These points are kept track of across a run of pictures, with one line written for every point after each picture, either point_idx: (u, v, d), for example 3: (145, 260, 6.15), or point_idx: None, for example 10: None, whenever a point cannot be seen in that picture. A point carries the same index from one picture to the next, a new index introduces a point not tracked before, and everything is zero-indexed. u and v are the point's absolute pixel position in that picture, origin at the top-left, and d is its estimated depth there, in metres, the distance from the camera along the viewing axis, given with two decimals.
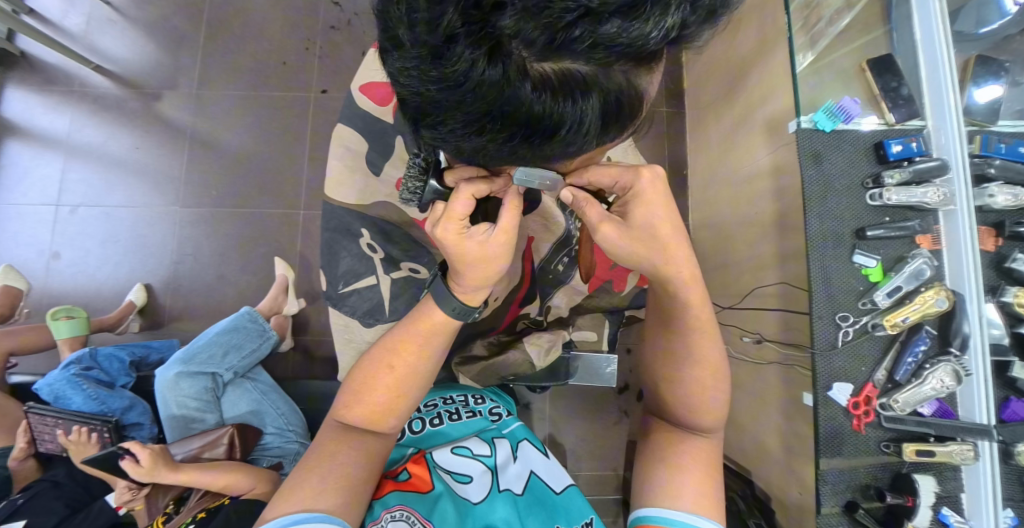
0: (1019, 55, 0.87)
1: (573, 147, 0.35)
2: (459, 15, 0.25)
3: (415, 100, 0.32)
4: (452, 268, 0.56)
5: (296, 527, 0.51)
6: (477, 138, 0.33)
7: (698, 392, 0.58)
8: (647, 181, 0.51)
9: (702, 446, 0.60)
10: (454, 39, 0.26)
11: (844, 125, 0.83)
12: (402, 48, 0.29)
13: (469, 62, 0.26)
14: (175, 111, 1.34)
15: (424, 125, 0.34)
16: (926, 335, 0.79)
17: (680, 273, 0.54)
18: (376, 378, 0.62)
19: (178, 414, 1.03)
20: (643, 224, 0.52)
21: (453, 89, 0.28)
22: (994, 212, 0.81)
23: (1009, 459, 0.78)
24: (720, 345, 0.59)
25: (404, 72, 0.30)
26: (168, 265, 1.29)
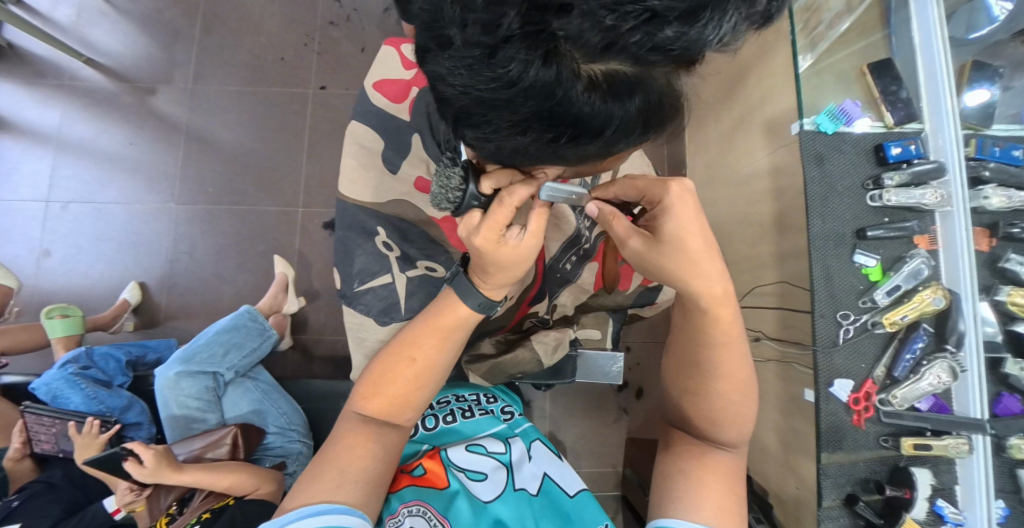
0: (1011, 60, 0.89)
1: (608, 144, 0.37)
2: (519, 17, 0.25)
3: (461, 101, 0.32)
4: (481, 267, 0.57)
5: (319, 516, 0.53)
6: (520, 134, 0.33)
7: (721, 406, 0.59)
8: (676, 196, 0.52)
9: (723, 459, 0.61)
10: (510, 41, 0.26)
11: (846, 127, 0.85)
12: (452, 49, 0.29)
13: (524, 62, 0.27)
14: (171, 107, 1.32)
15: (468, 122, 0.34)
16: (923, 333, 0.81)
17: (708, 287, 0.54)
18: (397, 372, 0.63)
19: (178, 414, 1.02)
20: (673, 236, 0.52)
21: (505, 89, 0.29)
22: (988, 213, 0.83)
23: (1000, 453, 0.80)
24: (747, 360, 0.59)
25: (451, 71, 0.30)
26: (163, 263, 1.27)
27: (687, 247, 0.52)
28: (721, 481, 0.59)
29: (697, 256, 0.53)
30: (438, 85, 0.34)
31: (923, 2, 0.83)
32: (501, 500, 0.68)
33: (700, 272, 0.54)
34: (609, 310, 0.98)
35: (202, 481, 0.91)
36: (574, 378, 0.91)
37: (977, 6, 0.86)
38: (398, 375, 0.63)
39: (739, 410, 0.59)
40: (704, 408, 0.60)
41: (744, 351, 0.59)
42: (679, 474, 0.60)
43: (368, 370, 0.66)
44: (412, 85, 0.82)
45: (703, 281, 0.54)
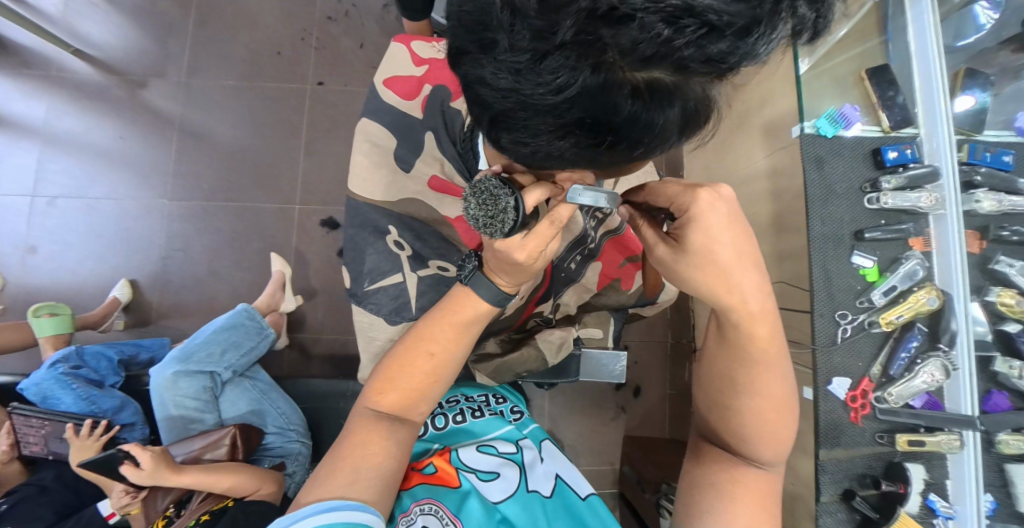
0: (1005, 67, 0.91)
1: (637, 147, 0.44)
2: (571, 29, 0.32)
3: (503, 101, 0.39)
4: (511, 268, 0.62)
5: (334, 512, 0.58)
6: (558, 133, 0.40)
7: (756, 423, 0.58)
8: (704, 205, 0.51)
9: (757, 477, 0.60)
10: (562, 47, 0.33)
11: (844, 131, 0.87)
12: (497, 52, 0.36)
13: (571, 67, 0.34)
14: (164, 101, 1.29)
15: (511, 123, 0.41)
16: (917, 332, 0.83)
17: (742, 302, 0.54)
18: (416, 365, 0.68)
19: (176, 415, 1.02)
20: (700, 248, 0.53)
21: (553, 92, 0.36)
22: (980, 216, 0.86)
23: (989, 447, 0.83)
24: (788, 379, 0.58)
25: (499, 74, 0.37)
26: (156, 260, 1.24)
27: (717, 258, 0.53)
28: (752, 496, 0.59)
29: (732, 266, 0.53)
30: (478, 88, 0.41)
31: (919, 9, 0.84)
32: (513, 499, 0.70)
33: (734, 286, 0.54)
34: (610, 307, 0.98)
35: (203, 482, 0.92)
36: (577, 377, 0.92)
37: (964, 15, 0.88)
38: (414, 368, 0.68)
39: (777, 427, 0.58)
40: (735, 422, 0.59)
41: (783, 369, 0.58)
42: (708, 487, 0.61)
43: (382, 364, 0.71)
44: (424, 82, 0.82)
45: (738, 296, 0.54)
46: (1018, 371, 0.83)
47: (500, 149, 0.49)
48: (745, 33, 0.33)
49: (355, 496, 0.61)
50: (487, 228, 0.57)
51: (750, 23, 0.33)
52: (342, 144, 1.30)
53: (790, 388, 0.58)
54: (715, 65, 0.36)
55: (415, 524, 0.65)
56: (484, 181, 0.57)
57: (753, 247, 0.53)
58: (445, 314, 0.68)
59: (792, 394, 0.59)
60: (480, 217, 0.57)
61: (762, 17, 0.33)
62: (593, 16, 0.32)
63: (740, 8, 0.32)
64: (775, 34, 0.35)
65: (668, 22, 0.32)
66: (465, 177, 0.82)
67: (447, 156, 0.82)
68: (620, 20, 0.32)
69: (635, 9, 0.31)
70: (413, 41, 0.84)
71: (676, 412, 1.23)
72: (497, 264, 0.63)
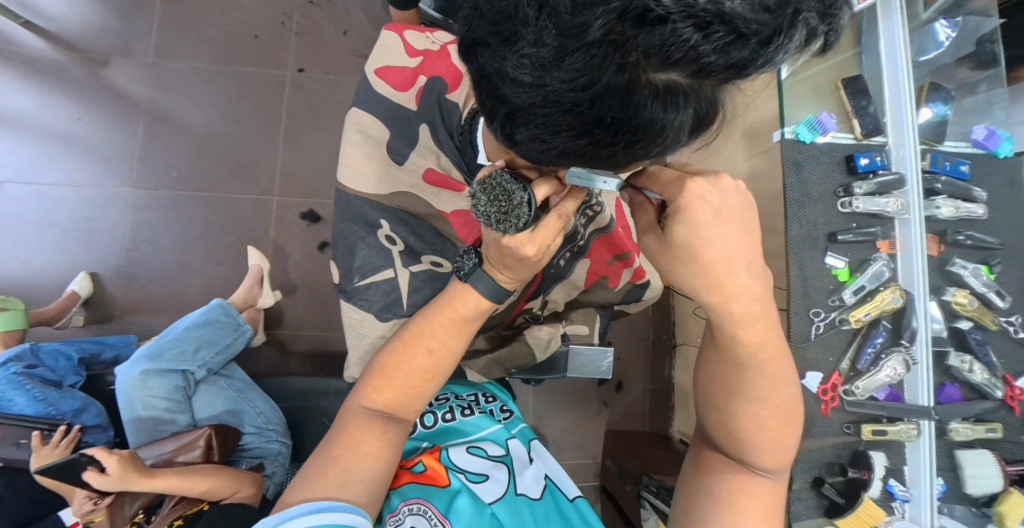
0: (963, 83, 0.98)
1: (649, 146, 0.46)
2: (602, 28, 0.33)
3: (523, 95, 0.39)
4: (515, 264, 0.63)
5: (322, 513, 0.57)
6: (575, 129, 0.41)
7: (755, 430, 0.60)
8: (690, 199, 0.51)
9: (766, 486, 0.62)
10: (591, 44, 0.34)
11: (822, 137, 0.91)
12: (520, 46, 0.36)
13: (597, 65, 0.35)
14: (129, 82, 1.21)
15: (527, 116, 0.42)
16: (882, 329, 0.90)
17: (733, 310, 0.56)
18: (415, 361, 0.67)
19: (146, 416, 0.97)
20: (686, 244, 0.54)
21: (577, 88, 0.37)
22: (940, 222, 0.93)
23: (942, 436, 0.91)
24: (789, 385, 0.60)
25: (521, 67, 0.37)
26: (120, 252, 1.17)
27: (704, 259, 0.54)
28: (757, 503, 0.62)
29: (715, 269, 0.54)
30: (496, 81, 0.41)
31: (890, 25, 0.89)
32: (502, 501, 0.70)
33: (723, 289, 0.55)
34: (598, 306, 1.02)
35: (177, 486, 0.89)
36: (565, 373, 0.93)
37: (926, 31, 0.93)
38: (412, 365, 0.67)
39: (777, 433, 0.61)
40: (734, 427, 0.61)
41: (783, 375, 0.60)
42: (708, 495, 0.63)
43: (377, 360, 0.69)
44: (418, 74, 0.81)
45: (728, 302, 0.56)
46: (967, 365, 0.90)
47: (511, 143, 0.50)
48: (766, 42, 0.35)
49: (344, 497, 0.60)
50: (500, 224, 0.58)
51: (772, 34, 0.34)
52: (325, 134, 1.26)
53: (793, 393, 0.61)
54: (733, 70, 0.37)
55: (403, 524, 0.65)
56: (495, 175, 0.57)
57: (744, 248, 0.54)
58: (443, 311, 0.67)
59: (793, 401, 0.61)
60: (493, 213, 0.58)
61: (783, 28, 0.35)
62: (624, 16, 0.33)
63: (767, 17, 0.33)
64: (789, 44, 0.37)
65: (698, 27, 0.33)
66: (463, 170, 0.80)
67: (444, 149, 0.81)
68: (650, 22, 0.33)
69: (667, 13, 0.32)
70: (406, 31, 0.84)
71: (657, 406, 1.28)
72: (500, 258, 0.64)
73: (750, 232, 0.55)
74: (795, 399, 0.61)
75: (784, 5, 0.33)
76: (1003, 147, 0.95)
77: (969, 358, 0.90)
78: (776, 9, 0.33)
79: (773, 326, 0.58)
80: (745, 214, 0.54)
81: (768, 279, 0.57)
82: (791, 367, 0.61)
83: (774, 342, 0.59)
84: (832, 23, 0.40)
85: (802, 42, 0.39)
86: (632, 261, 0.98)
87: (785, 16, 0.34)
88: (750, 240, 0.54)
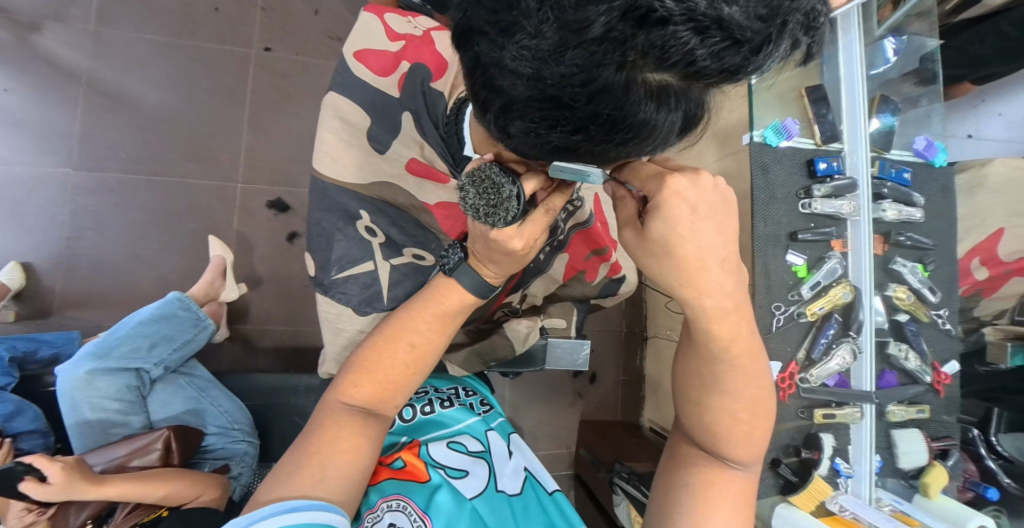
0: (907, 97, 1.07)
1: (642, 149, 0.42)
2: (604, 24, 0.29)
3: (519, 88, 0.34)
4: (502, 259, 0.62)
5: (297, 512, 0.53)
6: (572, 131, 0.37)
7: (729, 423, 0.60)
8: (667, 196, 0.48)
9: (738, 478, 0.63)
10: (594, 41, 0.30)
11: (785, 141, 0.98)
12: (519, 37, 0.31)
13: (597, 64, 0.31)
14: (67, 50, 1.14)
15: (523, 116, 0.37)
16: (834, 321, 0.97)
17: (706, 306, 0.54)
18: (398, 352, 0.64)
19: (93, 419, 0.90)
20: (662, 240, 0.51)
21: (577, 86, 0.32)
22: (884, 224, 1.01)
23: (881, 417, 1.00)
24: (760, 378, 0.60)
25: (518, 59, 0.32)
26: (58, 240, 1.12)
27: (679, 254, 0.51)
28: (729, 494, 0.62)
29: (690, 265, 0.52)
30: (493, 74, 0.35)
31: (849, 40, 0.95)
32: (483, 496, 0.70)
33: (697, 285, 0.53)
34: (575, 299, 1.04)
35: (133, 493, 0.83)
36: (543, 365, 0.93)
37: (877, 46, 1.01)
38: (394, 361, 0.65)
39: (749, 426, 0.61)
40: (709, 421, 0.61)
41: (754, 370, 0.59)
42: (683, 488, 0.63)
43: (357, 354, 0.66)
44: (401, 59, 0.74)
45: (701, 298, 0.53)
46: (904, 353, 1.00)
47: (502, 136, 0.43)
48: (758, 50, 0.32)
49: (320, 494, 0.57)
50: (489, 217, 0.57)
51: (764, 42, 0.32)
52: (292, 119, 1.23)
53: (765, 387, 0.61)
54: (726, 75, 0.34)
55: (381, 522, 0.64)
56: (486, 166, 0.55)
57: (719, 245, 0.51)
58: (426, 306, 0.65)
59: (765, 395, 0.61)
60: (482, 206, 0.57)
61: (776, 38, 0.32)
62: (627, 14, 0.29)
63: (760, 26, 0.30)
64: (778, 53, 0.35)
65: (697, 31, 0.30)
66: (448, 162, 0.76)
67: (428, 138, 0.75)
68: (653, 23, 0.29)
69: (668, 15, 0.29)
70: (386, 13, 0.76)
71: (628, 396, 1.35)
72: (487, 253, 0.62)
73: (726, 228, 0.52)
74: (767, 392, 0.61)
75: (777, 11, 0.31)
76: (939, 157, 1.05)
77: (906, 347, 1.00)
78: (771, 17, 0.31)
79: (747, 321, 0.57)
80: (719, 209, 0.51)
81: (743, 274, 0.55)
82: (763, 360, 0.60)
83: (747, 337, 0.57)
84: (814, 35, 0.38)
85: (790, 51, 0.36)
86: (609, 256, 1.01)
87: (778, 26, 0.31)
88: (726, 237, 0.51)
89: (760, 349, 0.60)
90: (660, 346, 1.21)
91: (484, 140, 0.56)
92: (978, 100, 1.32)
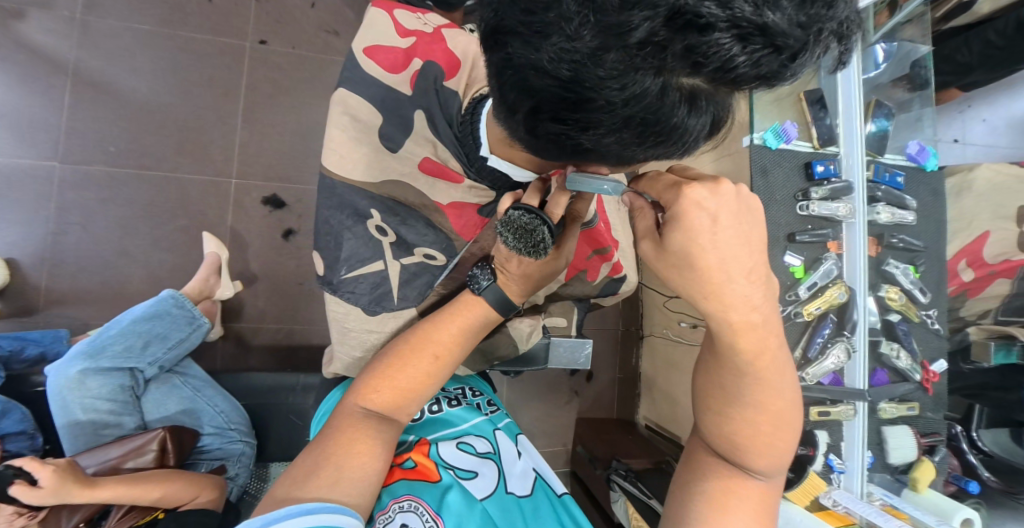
0: (899, 102, 1.09)
1: (668, 152, 0.41)
2: (647, 27, 0.29)
3: (553, 90, 0.34)
4: (546, 270, 0.66)
5: (313, 515, 0.51)
6: (604, 135, 0.36)
7: (749, 433, 0.55)
8: (686, 206, 0.46)
9: (758, 488, 0.58)
10: (636, 44, 0.30)
11: (784, 144, 0.99)
12: (557, 39, 0.31)
13: (638, 67, 0.31)
14: (50, 38, 1.10)
15: (554, 119, 0.37)
16: (829, 321, 1.00)
17: (731, 318, 0.50)
18: (417, 360, 0.64)
19: (85, 420, 0.89)
20: (682, 252, 0.48)
21: (614, 88, 0.32)
22: (878, 226, 1.04)
23: (873, 414, 1.03)
24: (788, 390, 0.55)
25: (556, 60, 0.32)
26: (45, 236, 1.09)
27: (700, 266, 0.48)
28: (748, 507, 0.57)
29: (711, 276, 0.48)
30: (525, 76, 0.35)
31: None
32: (494, 497, 0.70)
33: (721, 297, 0.49)
34: (575, 298, 1.03)
35: (127, 496, 0.81)
36: (545, 365, 0.94)
37: (868, 52, 1.03)
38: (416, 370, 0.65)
39: (771, 438, 0.56)
40: (727, 430, 0.56)
41: (781, 384, 0.54)
42: (698, 496, 0.58)
43: (377, 360, 0.66)
44: (411, 56, 0.72)
45: (726, 311, 0.49)
46: (895, 352, 1.03)
47: (526, 139, 0.42)
48: (794, 57, 0.33)
49: (334, 497, 0.55)
50: (531, 253, 0.61)
51: (799, 50, 0.33)
52: (287, 114, 1.21)
53: (792, 402, 0.56)
54: (760, 81, 0.35)
55: (393, 523, 0.64)
56: (510, 218, 0.58)
57: (744, 256, 0.48)
58: (453, 318, 0.67)
59: (791, 411, 0.56)
60: (522, 247, 0.60)
61: (810, 46, 0.33)
62: (671, 20, 0.29)
63: (799, 33, 0.32)
64: (809, 61, 0.36)
65: (739, 39, 0.31)
66: (462, 161, 0.71)
67: (442, 138, 0.71)
68: (695, 29, 0.30)
69: (713, 21, 0.30)
70: (395, 9, 0.75)
71: (624, 394, 1.37)
72: (527, 274, 0.66)
73: (752, 237, 0.48)
74: (794, 407, 0.56)
75: (815, 21, 0.32)
76: (930, 162, 1.08)
77: (897, 346, 1.03)
78: (809, 25, 0.32)
79: (776, 334, 0.52)
80: (744, 219, 0.48)
81: (772, 283, 0.51)
82: (792, 370, 0.56)
83: (774, 350, 0.53)
84: (843, 47, 0.39)
85: (819, 59, 0.38)
86: (611, 256, 1.00)
87: (814, 34, 0.33)
88: (752, 247, 0.48)
89: (788, 360, 0.55)
90: (655, 344, 1.24)
91: (504, 139, 0.56)
92: (965, 106, 1.36)
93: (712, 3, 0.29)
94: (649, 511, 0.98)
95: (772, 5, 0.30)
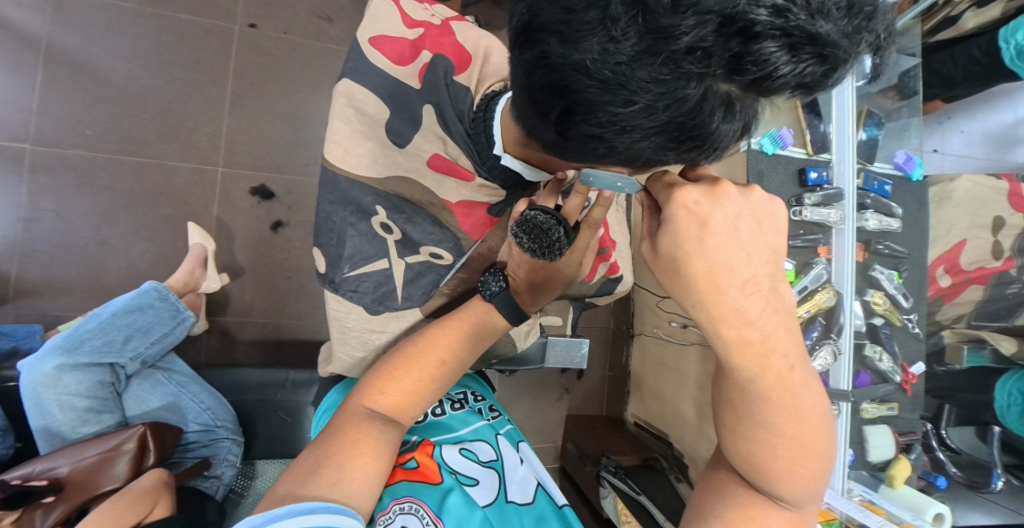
0: (887, 110, 1.12)
1: (695, 158, 0.41)
2: (696, 32, 0.29)
3: (592, 92, 0.33)
4: (555, 276, 0.67)
5: (312, 515, 0.49)
6: (638, 138, 0.35)
7: (767, 456, 0.54)
8: (676, 209, 0.47)
9: (780, 515, 0.57)
10: (683, 49, 0.30)
11: (781, 150, 1.03)
12: (601, 39, 0.31)
13: (683, 71, 0.31)
14: (22, 12, 1.03)
15: (588, 121, 0.35)
16: (818, 324, 1.02)
17: (730, 330, 0.48)
18: (423, 361, 0.63)
19: (60, 418, 0.84)
20: (672, 257, 0.48)
21: (655, 91, 0.32)
22: (867, 232, 1.08)
23: (856, 413, 1.06)
24: (804, 411, 0.54)
25: (599, 57, 0.31)
26: (14, 222, 1.03)
27: (689, 272, 0.48)
28: None
29: (705, 286, 0.47)
30: (561, 74, 0.33)
31: None
32: (494, 506, 0.69)
33: (712, 309, 0.48)
34: (572, 298, 1.02)
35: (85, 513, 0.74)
36: (542, 363, 0.96)
37: None
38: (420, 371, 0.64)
39: (791, 463, 0.55)
40: (744, 449, 0.56)
41: (796, 404, 0.53)
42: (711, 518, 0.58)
43: (382, 362, 0.65)
44: (419, 48, 0.69)
45: (716, 324, 0.48)
46: (878, 355, 1.06)
47: (554, 140, 0.41)
48: (835, 68, 0.33)
49: (336, 498, 0.53)
50: (545, 254, 0.62)
51: (841, 61, 0.33)
52: (278, 102, 1.16)
53: (809, 421, 0.54)
54: (798, 90, 0.35)
55: (394, 524, 0.62)
56: (527, 217, 0.60)
57: (740, 264, 0.47)
58: (459, 321, 0.66)
59: (810, 431, 0.55)
60: (537, 247, 0.61)
61: (851, 57, 0.33)
62: (722, 27, 0.30)
63: (848, 43, 0.32)
64: (845, 72, 0.36)
65: (788, 47, 0.31)
66: (472, 159, 0.68)
67: (452, 135, 0.68)
68: (744, 36, 0.30)
69: (763, 30, 0.30)
70: None
71: (613, 392, 1.38)
72: (538, 277, 0.66)
73: (753, 243, 0.47)
74: (815, 427, 0.55)
75: (862, 29, 0.32)
76: (916, 171, 1.11)
77: (880, 349, 1.07)
78: (854, 35, 0.32)
79: (780, 352, 0.50)
80: (742, 224, 0.47)
81: (777, 295, 0.49)
82: (812, 389, 0.54)
83: (779, 369, 0.51)
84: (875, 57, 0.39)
85: (855, 68, 0.38)
86: (609, 255, 0.99)
87: (856, 45, 0.33)
88: (750, 253, 0.47)
89: (805, 378, 0.53)
90: (647, 343, 1.27)
91: (518, 138, 0.55)
92: (944, 118, 1.42)
93: (766, 10, 0.29)
94: (640, 509, 1.02)
95: (824, 14, 0.30)
